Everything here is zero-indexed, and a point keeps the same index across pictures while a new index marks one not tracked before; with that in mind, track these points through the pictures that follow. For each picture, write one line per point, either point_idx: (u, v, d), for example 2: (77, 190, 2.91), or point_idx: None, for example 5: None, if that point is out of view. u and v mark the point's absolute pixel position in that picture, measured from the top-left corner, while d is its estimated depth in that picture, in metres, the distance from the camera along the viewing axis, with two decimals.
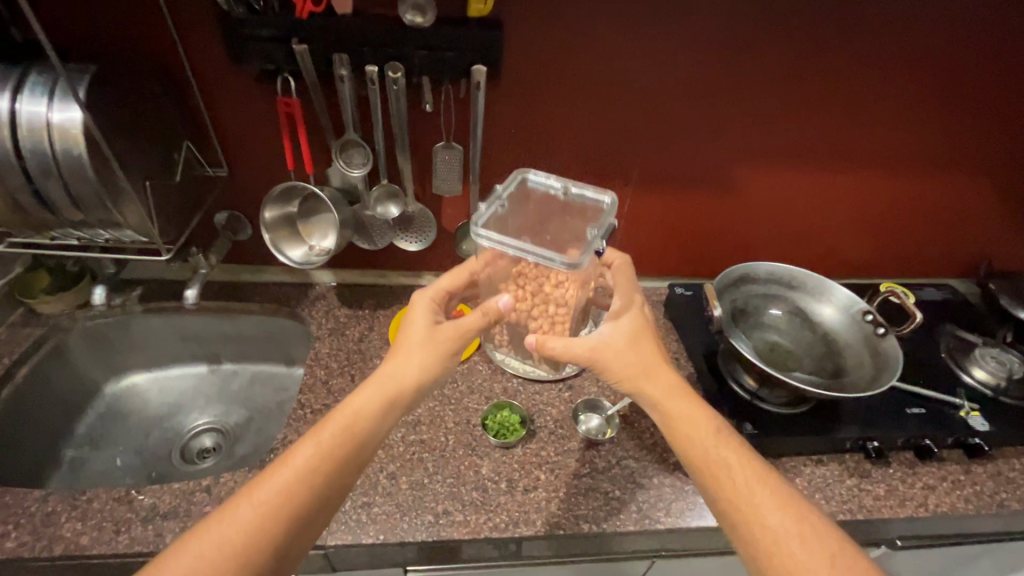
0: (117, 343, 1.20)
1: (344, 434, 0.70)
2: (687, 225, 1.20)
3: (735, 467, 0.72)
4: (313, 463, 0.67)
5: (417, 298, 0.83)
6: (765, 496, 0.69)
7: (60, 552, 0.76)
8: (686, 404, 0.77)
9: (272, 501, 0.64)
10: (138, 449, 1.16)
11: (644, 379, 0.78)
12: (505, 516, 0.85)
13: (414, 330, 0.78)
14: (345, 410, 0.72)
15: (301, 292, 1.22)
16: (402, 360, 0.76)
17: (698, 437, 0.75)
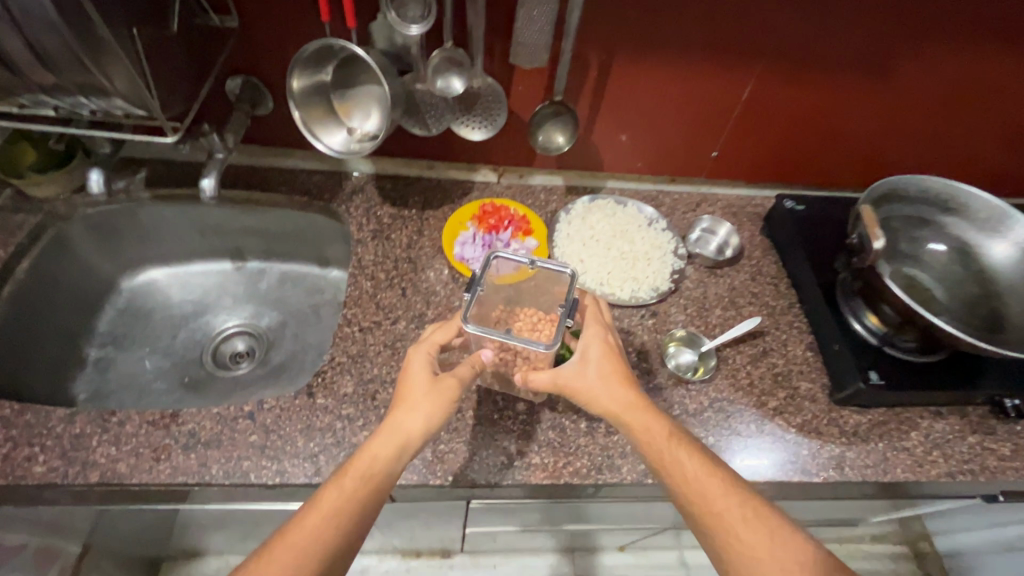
0: (127, 235, 1.04)
1: (359, 490, 0.58)
2: (810, 122, 0.96)
3: (689, 471, 0.63)
4: (326, 522, 0.56)
5: (414, 355, 0.69)
6: (727, 502, 0.61)
7: (97, 480, 0.68)
8: (645, 416, 0.67)
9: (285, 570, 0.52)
10: (166, 351, 1.05)
11: (607, 400, 0.68)
12: (587, 460, 0.76)
13: (411, 385, 0.65)
14: (352, 468, 0.59)
15: (334, 183, 1.02)
16: (409, 412, 0.63)
17: (656, 452, 0.65)
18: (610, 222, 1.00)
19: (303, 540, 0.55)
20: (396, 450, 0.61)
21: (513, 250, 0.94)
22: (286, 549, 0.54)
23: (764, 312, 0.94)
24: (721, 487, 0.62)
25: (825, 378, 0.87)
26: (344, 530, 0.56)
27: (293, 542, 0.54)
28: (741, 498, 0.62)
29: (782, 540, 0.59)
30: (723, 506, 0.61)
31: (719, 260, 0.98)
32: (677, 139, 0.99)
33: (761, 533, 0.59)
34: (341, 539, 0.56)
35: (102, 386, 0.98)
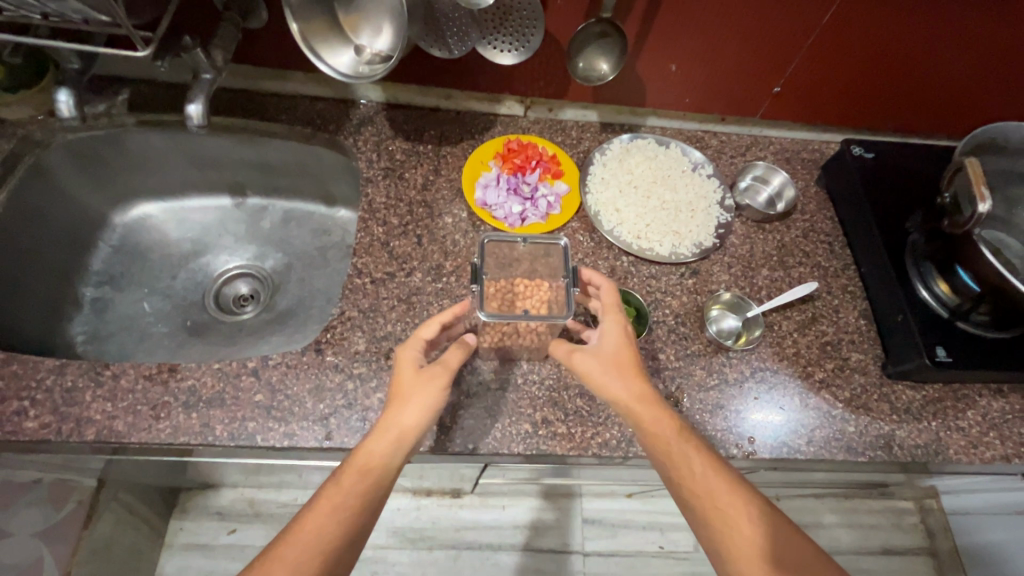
0: (113, 163, 0.94)
1: (363, 487, 0.56)
2: (896, 56, 0.81)
3: (695, 467, 0.59)
4: (330, 520, 0.54)
5: (402, 352, 0.64)
6: (730, 500, 0.57)
7: (93, 438, 0.64)
8: (656, 412, 0.61)
9: (290, 572, 0.51)
10: (165, 292, 0.98)
11: (620, 394, 0.62)
12: (617, 432, 0.70)
13: (402, 380, 0.62)
14: (352, 466, 0.57)
15: (341, 112, 0.91)
16: (405, 406, 0.59)
17: (663, 447, 0.60)
18: (651, 166, 0.89)
19: (306, 540, 0.53)
20: (395, 445, 0.58)
21: (541, 196, 0.84)
22: (286, 552, 0.52)
23: (816, 274, 0.85)
24: (722, 488, 0.58)
25: (878, 349, 0.80)
26: (348, 525, 0.54)
27: (296, 539, 0.53)
28: (745, 497, 0.58)
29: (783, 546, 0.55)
30: (722, 509, 0.57)
31: (770, 214, 0.87)
32: (735, 71, 0.85)
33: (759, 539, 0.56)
34: (344, 533, 0.54)
35: (101, 327, 0.92)
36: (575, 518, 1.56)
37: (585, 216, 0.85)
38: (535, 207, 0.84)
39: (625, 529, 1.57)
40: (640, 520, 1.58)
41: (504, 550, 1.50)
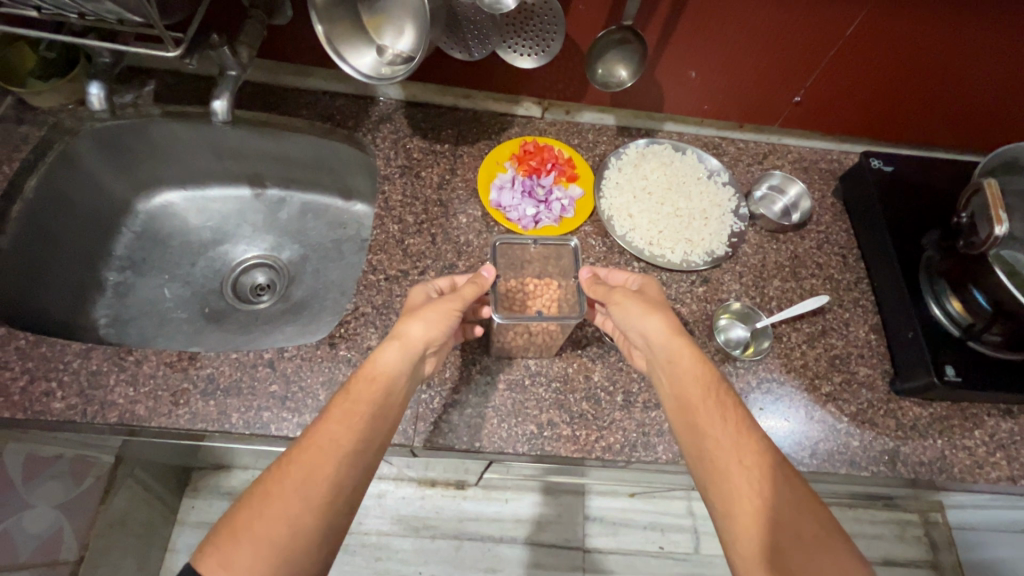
0: (138, 151, 0.96)
1: (374, 399, 0.60)
2: (922, 68, 0.80)
3: (719, 420, 0.60)
4: (343, 426, 0.57)
5: (416, 292, 0.69)
6: (750, 455, 0.58)
7: (116, 420, 0.66)
8: (683, 349, 0.64)
9: (302, 472, 0.54)
10: (185, 279, 1.01)
11: (666, 345, 0.64)
12: (621, 436, 0.71)
13: (413, 305, 0.67)
14: (361, 376, 0.61)
15: (361, 108, 0.92)
16: (411, 321, 0.63)
17: (694, 397, 0.62)
18: (666, 173, 0.89)
19: (318, 445, 0.56)
20: (402, 355, 0.62)
21: (555, 199, 0.85)
22: (302, 453, 0.55)
23: (828, 286, 0.85)
24: (732, 428, 0.60)
25: (887, 365, 0.80)
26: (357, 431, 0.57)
27: (309, 447, 0.55)
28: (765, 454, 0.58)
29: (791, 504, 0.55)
30: (726, 445, 0.59)
31: (784, 224, 0.87)
32: (757, 80, 0.85)
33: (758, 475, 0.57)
34: (355, 443, 0.57)
35: (123, 311, 0.95)
36: (576, 515, 1.58)
37: (598, 220, 0.86)
38: (549, 210, 0.84)
39: (625, 527, 1.58)
40: (641, 520, 1.59)
41: (505, 543, 1.53)
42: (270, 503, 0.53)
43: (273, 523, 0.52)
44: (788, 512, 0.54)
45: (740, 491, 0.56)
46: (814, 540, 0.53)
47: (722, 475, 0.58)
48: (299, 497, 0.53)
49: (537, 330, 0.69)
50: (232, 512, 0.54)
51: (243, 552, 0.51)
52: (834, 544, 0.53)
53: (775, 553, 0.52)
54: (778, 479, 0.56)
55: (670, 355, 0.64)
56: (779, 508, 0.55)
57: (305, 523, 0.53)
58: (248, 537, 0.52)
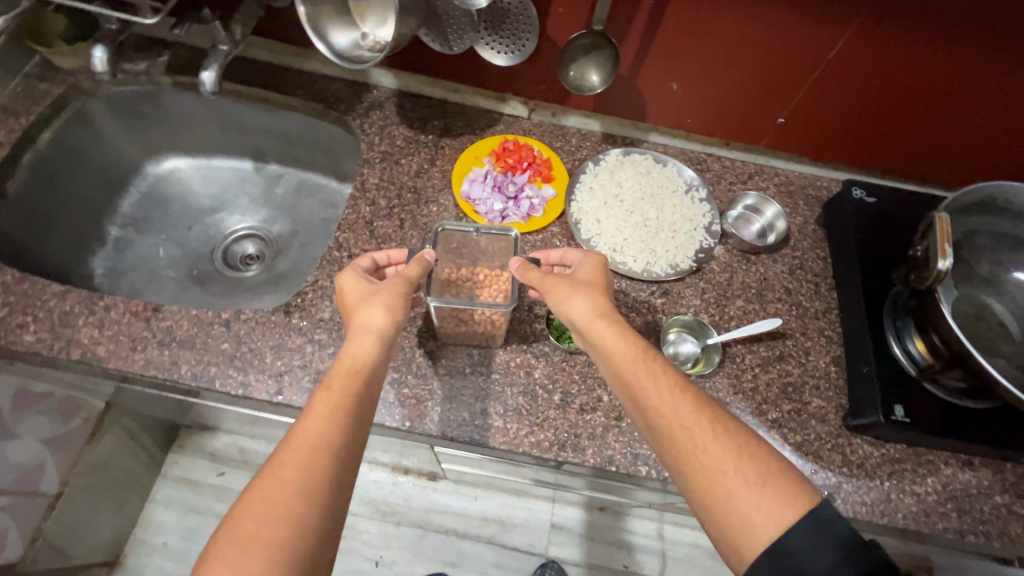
0: (149, 117, 1.03)
1: (354, 387, 0.58)
2: (912, 98, 0.78)
3: (657, 389, 0.58)
4: (329, 418, 0.55)
5: (344, 276, 0.68)
6: (696, 420, 0.56)
7: (78, 358, 0.71)
8: (608, 324, 0.63)
9: (300, 470, 0.52)
10: (180, 241, 1.07)
11: (596, 315, 0.63)
12: (552, 435, 0.71)
13: (357, 291, 0.66)
14: (339, 371, 0.59)
15: (354, 94, 0.96)
16: (371, 306, 0.63)
17: (628, 372, 0.59)
18: (641, 183, 0.89)
19: (306, 436, 0.54)
20: (377, 343, 0.62)
21: (525, 197, 0.86)
22: (293, 451, 0.52)
23: (793, 312, 0.83)
24: (672, 393, 0.58)
25: (843, 399, 0.77)
26: (347, 420, 0.56)
27: (301, 444, 0.53)
28: (711, 416, 0.56)
29: (752, 464, 0.52)
30: (660, 394, 0.57)
31: (756, 246, 0.85)
32: (740, 96, 0.84)
33: (694, 419, 0.56)
34: (346, 434, 0.55)
35: (118, 264, 1.01)
36: (543, 521, 1.57)
37: (566, 222, 0.86)
38: (517, 207, 0.86)
39: (592, 540, 1.56)
40: (609, 535, 1.57)
41: (469, 539, 1.54)
42: (273, 505, 0.50)
43: (280, 524, 0.49)
44: (733, 450, 0.53)
45: (689, 444, 0.54)
46: (762, 473, 0.52)
47: (665, 426, 0.56)
48: (303, 495, 0.51)
49: (478, 319, 0.70)
50: (229, 523, 0.49)
51: (253, 559, 0.47)
52: (781, 474, 0.52)
53: (729, 500, 0.51)
54: (714, 421, 0.56)
55: (594, 314, 0.64)
56: (726, 449, 0.53)
57: (312, 519, 0.50)
58: (258, 545, 0.48)
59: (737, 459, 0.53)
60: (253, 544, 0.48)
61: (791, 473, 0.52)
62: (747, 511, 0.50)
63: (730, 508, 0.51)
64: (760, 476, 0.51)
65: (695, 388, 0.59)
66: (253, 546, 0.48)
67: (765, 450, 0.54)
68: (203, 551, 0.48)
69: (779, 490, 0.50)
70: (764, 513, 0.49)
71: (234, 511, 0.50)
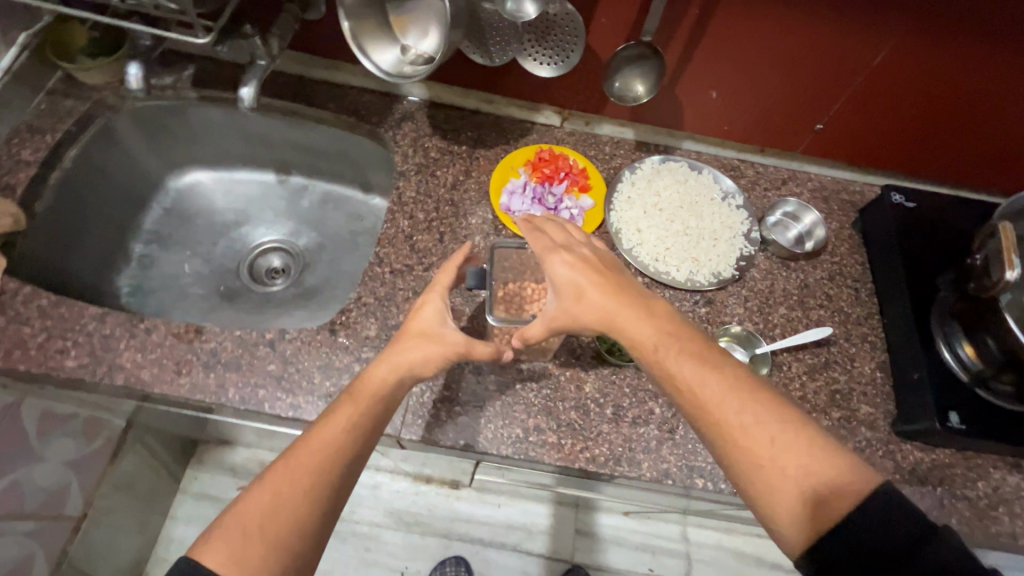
0: (173, 131, 1.01)
1: (372, 407, 0.60)
2: (950, 105, 0.79)
3: (689, 375, 0.55)
4: (345, 430, 0.57)
5: (431, 295, 0.67)
6: (735, 403, 0.53)
7: (121, 383, 0.70)
8: (633, 312, 0.60)
9: (308, 475, 0.54)
10: (205, 257, 1.05)
11: (614, 304, 0.60)
12: (607, 449, 0.71)
13: (432, 326, 0.66)
14: (363, 390, 0.61)
15: (385, 105, 0.95)
16: (428, 353, 0.64)
17: (659, 360, 0.57)
18: (679, 191, 0.89)
19: (322, 441, 0.56)
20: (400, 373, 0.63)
21: (565, 208, 0.86)
22: (305, 453, 0.55)
23: (836, 319, 0.83)
24: (708, 376, 0.55)
25: (891, 405, 0.77)
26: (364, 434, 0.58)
27: (313, 447, 0.55)
28: (751, 395, 0.53)
29: (800, 443, 0.50)
30: (693, 379, 0.55)
31: (796, 252, 0.85)
32: (779, 104, 0.84)
33: (730, 401, 0.53)
34: (359, 446, 0.57)
35: (145, 282, 0.99)
36: (568, 527, 1.57)
37: (606, 232, 0.86)
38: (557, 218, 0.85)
39: (616, 545, 1.56)
40: (633, 540, 1.57)
41: (495, 548, 1.53)
42: (279, 498, 0.52)
43: (284, 520, 0.51)
44: (777, 436, 0.51)
45: (731, 429, 0.52)
46: (810, 460, 0.49)
47: (700, 412, 0.54)
48: (309, 498, 0.53)
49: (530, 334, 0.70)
50: (234, 511, 0.52)
51: (256, 549, 0.49)
52: (833, 452, 0.49)
53: (781, 486, 0.49)
54: (756, 401, 0.53)
55: (608, 306, 0.61)
56: (770, 435, 0.51)
57: (310, 522, 0.52)
58: (260, 538, 0.50)
59: (782, 445, 0.50)
60: (252, 536, 0.50)
61: (842, 453, 0.50)
62: (804, 493, 0.48)
63: (778, 497, 0.49)
64: (807, 465, 0.49)
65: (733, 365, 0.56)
66: (254, 537, 0.50)
67: (810, 427, 0.52)
68: (205, 531, 0.51)
69: (830, 472, 0.48)
70: (817, 501, 0.47)
71: (241, 499, 0.53)
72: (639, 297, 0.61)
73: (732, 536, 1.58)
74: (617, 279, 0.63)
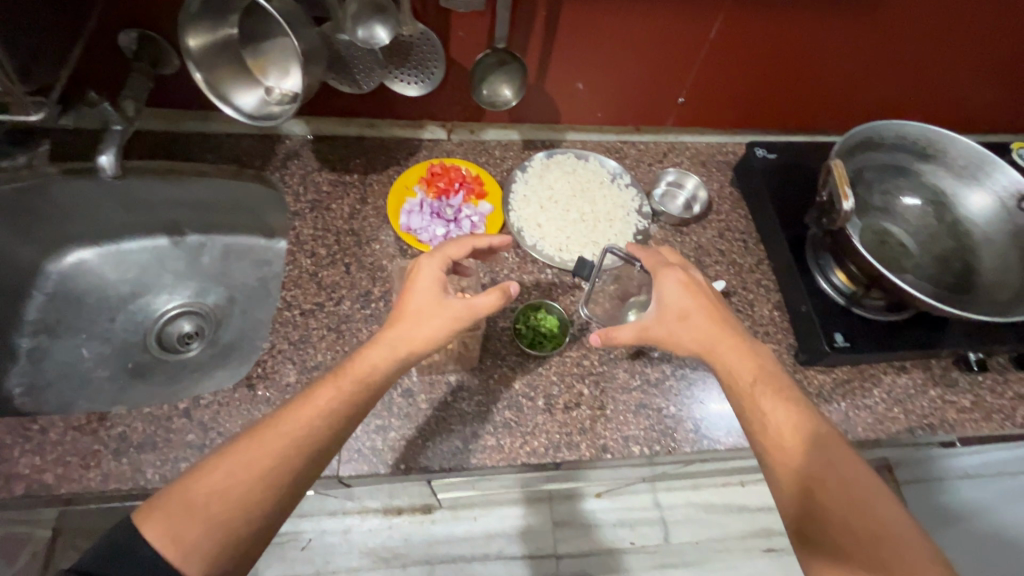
0: (40, 213, 0.94)
1: (356, 392, 0.58)
2: (782, 61, 0.88)
3: (775, 412, 0.60)
4: (320, 416, 0.56)
5: (424, 260, 0.66)
6: (815, 458, 0.57)
7: (22, 492, 0.64)
8: (734, 351, 0.65)
9: (266, 463, 0.53)
10: (105, 337, 0.99)
11: (716, 349, 0.66)
12: (545, 439, 0.73)
13: (428, 291, 0.64)
14: (353, 374, 0.59)
15: (267, 146, 0.93)
16: (419, 325, 0.62)
17: (742, 393, 0.63)
18: (569, 181, 0.93)
19: (301, 427, 0.55)
20: (393, 358, 0.61)
21: (465, 216, 0.88)
22: (273, 438, 0.54)
23: (731, 271, 0.90)
24: (797, 422, 0.60)
25: (791, 339, 0.85)
26: (338, 434, 0.57)
27: (282, 432, 0.55)
28: (842, 457, 0.57)
29: (878, 517, 0.53)
30: (781, 421, 0.60)
31: (686, 218, 0.92)
32: (644, 82, 0.90)
33: (815, 450, 0.58)
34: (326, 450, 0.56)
35: (39, 379, 0.92)
36: (546, 521, 1.59)
37: (509, 233, 0.89)
38: (459, 227, 0.87)
39: (595, 527, 1.60)
40: (610, 518, 1.61)
41: (479, 561, 1.52)
42: (232, 481, 0.51)
43: (228, 507, 0.50)
44: (857, 502, 0.54)
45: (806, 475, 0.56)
46: (886, 531, 0.52)
47: (781, 448, 0.58)
48: (268, 482, 0.52)
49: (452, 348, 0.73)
50: (187, 482, 0.52)
51: (193, 528, 0.49)
52: (906, 537, 0.52)
53: (833, 538, 0.52)
54: (842, 464, 0.57)
55: (711, 335, 0.66)
56: (851, 494, 0.54)
57: (259, 509, 0.51)
58: (202, 516, 0.50)
59: (859, 510, 0.54)
60: (196, 516, 0.50)
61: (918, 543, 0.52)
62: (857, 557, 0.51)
63: (840, 549, 0.52)
64: (879, 532, 0.52)
65: (828, 427, 0.60)
66: (198, 517, 0.50)
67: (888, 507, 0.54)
68: (149, 502, 0.51)
69: (895, 551, 0.51)
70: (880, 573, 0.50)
71: (198, 468, 0.52)
72: (750, 345, 0.66)
73: (698, 491, 1.66)
74: (721, 315, 0.68)
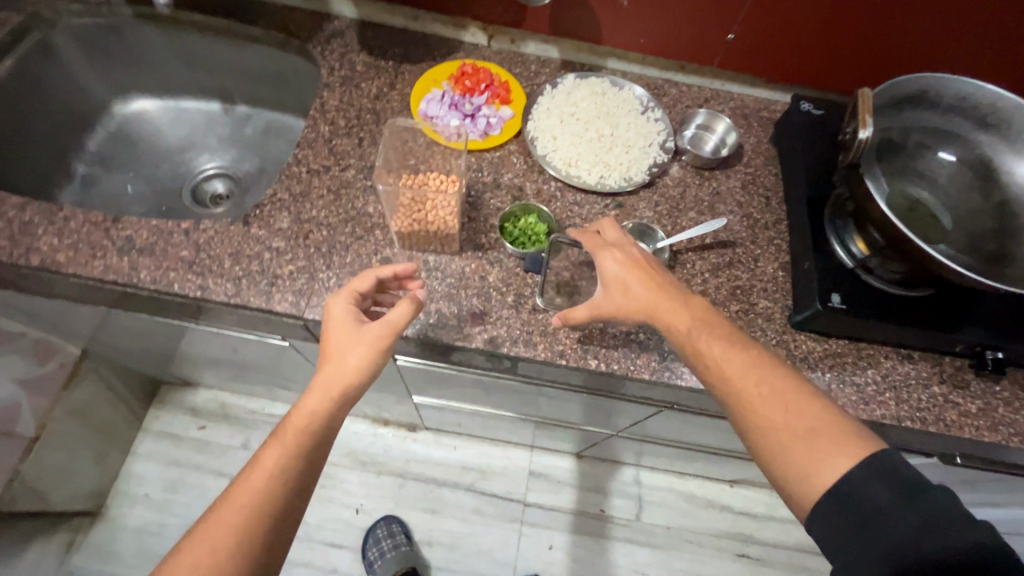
0: (114, 53, 1.04)
1: (298, 443, 0.58)
2: (849, 9, 0.81)
3: (714, 350, 0.59)
4: (269, 478, 0.56)
5: (333, 304, 0.65)
6: (747, 381, 0.56)
7: (38, 264, 0.72)
8: (669, 297, 0.64)
9: (224, 538, 0.53)
10: (149, 179, 1.08)
11: (658, 302, 0.64)
12: (504, 332, 0.74)
13: (347, 324, 0.63)
14: (289, 425, 0.59)
15: (316, 22, 0.97)
16: (345, 357, 0.61)
17: (682, 335, 0.61)
18: (595, 102, 0.91)
19: (250, 493, 0.55)
20: (323, 394, 0.60)
21: (482, 115, 0.88)
22: (224, 514, 0.54)
23: (743, 223, 0.85)
24: (728, 350, 0.59)
25: (790, 299, 0.79)
26: (288, 480, 0.56)
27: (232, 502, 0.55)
28: (768, 371, 0.57)
29: (812, 411, 0.54)
30: (716, 356, 0.59)
31: (710, 161, 0.87)
32: (693, 13, 0.86)
33: (750, 372, 0.57)
34: (285, 499, 0.56)
35: (85, 199, 1.02)
36: (522, 469, 1.56)
37: (522, 140, 0.88)
38: (474, 125, 0.88)
39: (569, 488, 1.55)
40: (586, 483, 1.55)
41: (448, 487, 1.52)
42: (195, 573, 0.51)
43: None
44: (792, 407, 0.54)
45: (745, 399, 0.56)
46: (816, 420, 0.53)
47: (721, 382, 0.58)
48: (235, 555, 0.52)
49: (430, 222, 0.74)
50: None
51: None
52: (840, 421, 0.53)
53: (781, 451, 0.52)
54: (772, 375, 0.57)
55: (653, 300, 0.64)
56: (786, 399, 0.55)
57: None
58: None
59: (796, 411, 0.54)
60: None
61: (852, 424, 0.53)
62: (802, 458, 0.51)
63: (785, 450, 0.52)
64: (816, 425, 0.52)
65: (757, 346, 0.60)
66: None
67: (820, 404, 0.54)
68: None
69: (831, 437, 0.51)
70: (818, 462, 0.51)
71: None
72: (686, 293, 0.65)
73: (683, 479, 1.58)
74: (659, 275, 0.66)
